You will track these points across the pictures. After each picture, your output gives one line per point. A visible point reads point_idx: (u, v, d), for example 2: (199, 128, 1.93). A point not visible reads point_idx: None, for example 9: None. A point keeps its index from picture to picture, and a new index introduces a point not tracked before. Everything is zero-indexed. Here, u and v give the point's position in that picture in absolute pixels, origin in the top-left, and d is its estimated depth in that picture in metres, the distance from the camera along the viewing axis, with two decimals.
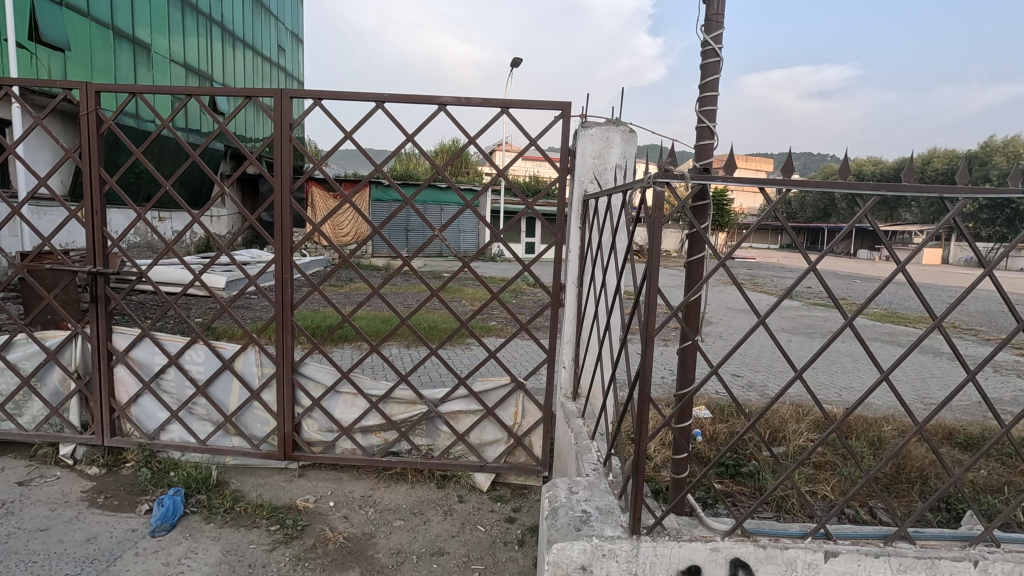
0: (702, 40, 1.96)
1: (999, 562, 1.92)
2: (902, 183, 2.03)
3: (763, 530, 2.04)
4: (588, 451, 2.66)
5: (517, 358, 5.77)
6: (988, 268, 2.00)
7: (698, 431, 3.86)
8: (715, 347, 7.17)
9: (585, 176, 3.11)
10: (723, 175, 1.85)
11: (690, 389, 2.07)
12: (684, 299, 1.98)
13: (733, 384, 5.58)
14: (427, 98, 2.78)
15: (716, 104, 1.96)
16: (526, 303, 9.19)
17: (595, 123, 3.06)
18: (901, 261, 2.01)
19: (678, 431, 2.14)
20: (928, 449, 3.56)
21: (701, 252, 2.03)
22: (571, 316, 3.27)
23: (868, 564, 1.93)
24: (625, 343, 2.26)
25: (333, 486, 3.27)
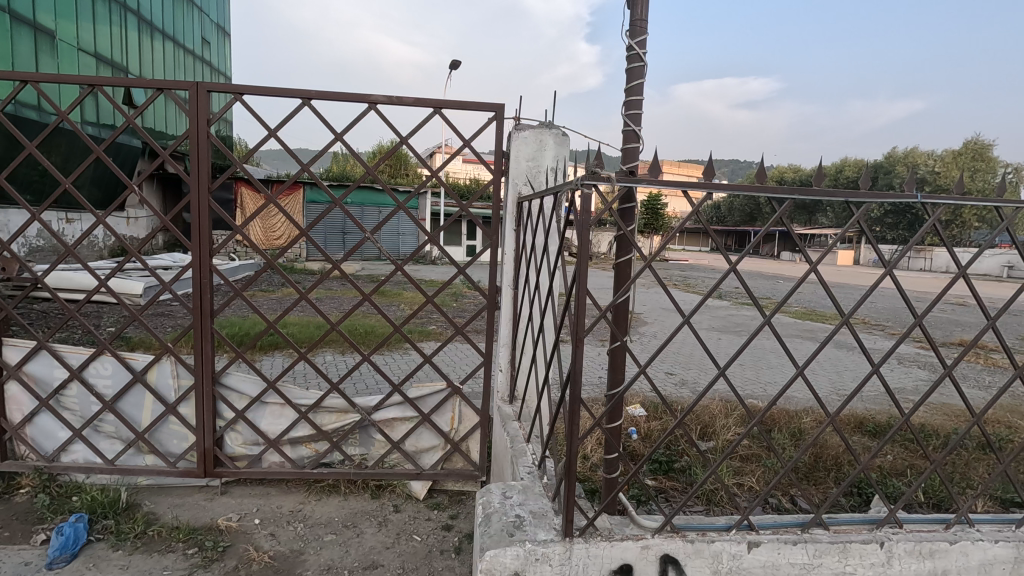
0: (627, 46, 1.99)
1: (903, 543, 2.05)
2: (812, 187, 2.12)
3: (690, 525, 2.09)
4: (523, 454, 2.65)
5: (455, 363, 5.72)
6: (889, 268, 2.13)
7: (633, 430, 3.95)
8: (648, 346, 7.41)
9: (518, 178, 3.11)
10: (649, 178, 1.87)
11: (621, 389, 2.09)
12: (612, 300, 2.00)
13: (666, 381, 5.77)
14: (356, 96, 2.69)
15: (642, 108, 1.99)
16: (465, 306, 9.15)
17: (528, 126, 3.06)
18: (814, 260, 2.10)
19: (608, 431, 2.15)
20: (842, 436, 3.82)
21: (629, 255, 2.05)
22: (507, 318, 3.26)
23: (788, 552, 2.01)
24: (558, 345, 2.25)
25: (260, 502, 3.09)
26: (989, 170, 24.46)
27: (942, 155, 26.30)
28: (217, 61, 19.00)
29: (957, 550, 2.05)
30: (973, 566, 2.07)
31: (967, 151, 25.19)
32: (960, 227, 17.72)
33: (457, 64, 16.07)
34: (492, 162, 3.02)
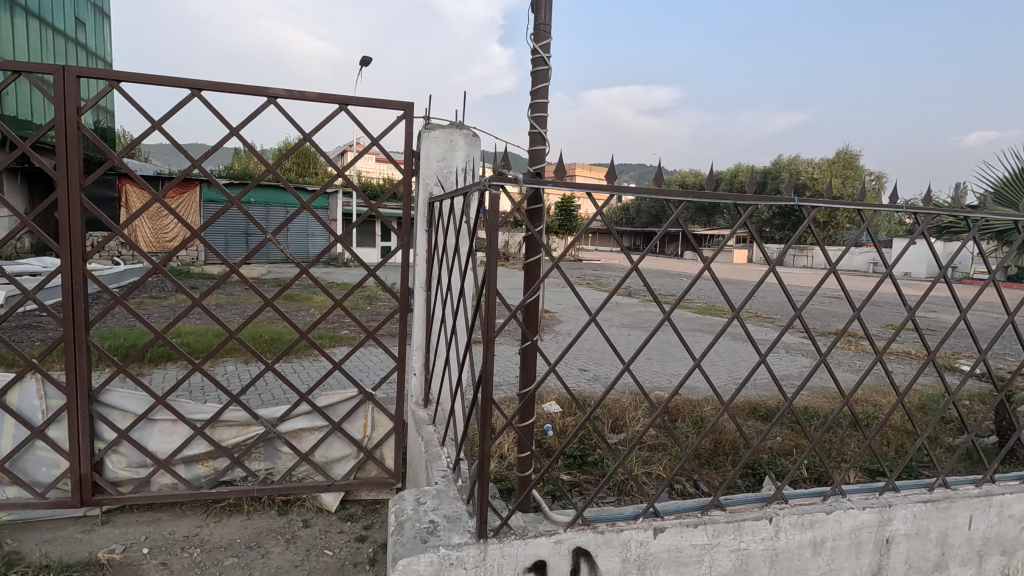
0: (531, 48, 2.01)
1: (788, 517, 2.23)
2: (705, 191, 2.26)
3: (601, 517, 2.15)
4: (438, 458, 2.61)
5: (368, 368, 5.54)
6: (774, 266, 2.30)
7: (549, 427, 4.02)
8: (562, 343, 7.60)
9: (429, 178, 3.06)
10: (555, 181, 1.91)
11: (532, 387, 2.11)
12: (523, 299, 2.02)
13: (579, 378, 5.94)
14: (253, 89, 2.52)
15: (546, 111, 2.03)
16: (379, 310, 8.91)
17: (438, 126, 3.02)
18: (708, 260, 2.23)
19: (521, 430, 2.16)
20: (738, 420, 4.12)
21: (538, 255, 2.08)
22: (419, 320, 3.20)
23: (690, 534, 2.13)
24: (470, 346, 2.23)
25: (149, 530, 2.81)
26: (856, 177, 27.48)
27: (818, 163, 29.19)
28: (94, 45, 17.16)
29: (833, 519, 2.27)
30: (846, 532, 2.30)
31: (838, 160, 28.12)
32: (834, 227, 19.75)
33: (368, 60, 15.59)
34: (401, 162, 2.96)
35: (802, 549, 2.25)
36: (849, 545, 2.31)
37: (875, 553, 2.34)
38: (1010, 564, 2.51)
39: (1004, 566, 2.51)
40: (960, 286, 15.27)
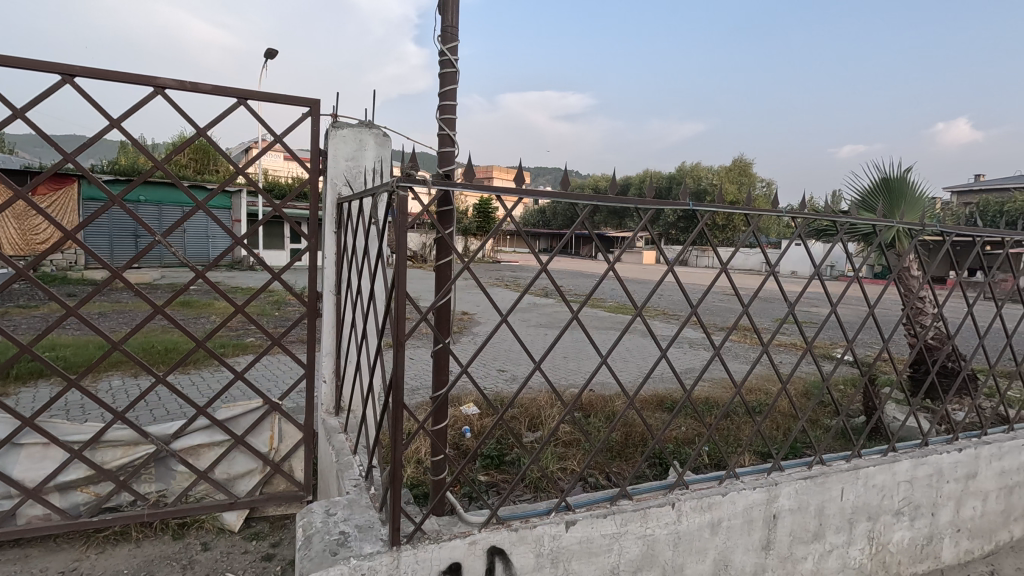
0: (439, 50, 2.01)
1: (689, 501, 2.39)
2: (607, 195, 2.35)
3: (515, 514, 2.19)
4: (349, 467, 2.53)
5: (275, 378, 5.25)
6: (672, 266, 2.45)
7: (466, 428, 4.02)
8: (479, 345, 7.64)
9: (337, 179, 2.96)
10: (463, 183, 1.92)
11: (445, 390, 2.10)
12: (433, 301, 2.00)
13: (496, 378, 5.99)
14: (137, 78, 2.31)
15: (455, 113, 2.03)
16: (288, 315, 8.49)
17: (346, 124, 2.93)
18: (611, 261, 2.33)
19: (434, 433, 2.14)
20: (646, 413, 4.35)
21: (448, 257, 2.07)
22: (329, 325, 3.08)
23: (600, 525, 2.22)
24: (381, 350, 2.18)
25: (14, 569, 2.49)
26: (749, 183, 29.86)
27: (716, 170, 31.43)
28: None
29: (728, 501, 2.45)
30: (740, 511, 2.49)
31: (734, 168, 30.42)
32: (730, 230, 21.34)
33: (272, 53, 14.78)
34: (307, 161, 2.84)
35: (702, 530, 2.41)
36: (742, 523, 2.50)
37: (764, 528, 2.56)
38: (875, 529, 2.83)
39: (870, 530, 2.83)
40: (834, 283, 17.06)
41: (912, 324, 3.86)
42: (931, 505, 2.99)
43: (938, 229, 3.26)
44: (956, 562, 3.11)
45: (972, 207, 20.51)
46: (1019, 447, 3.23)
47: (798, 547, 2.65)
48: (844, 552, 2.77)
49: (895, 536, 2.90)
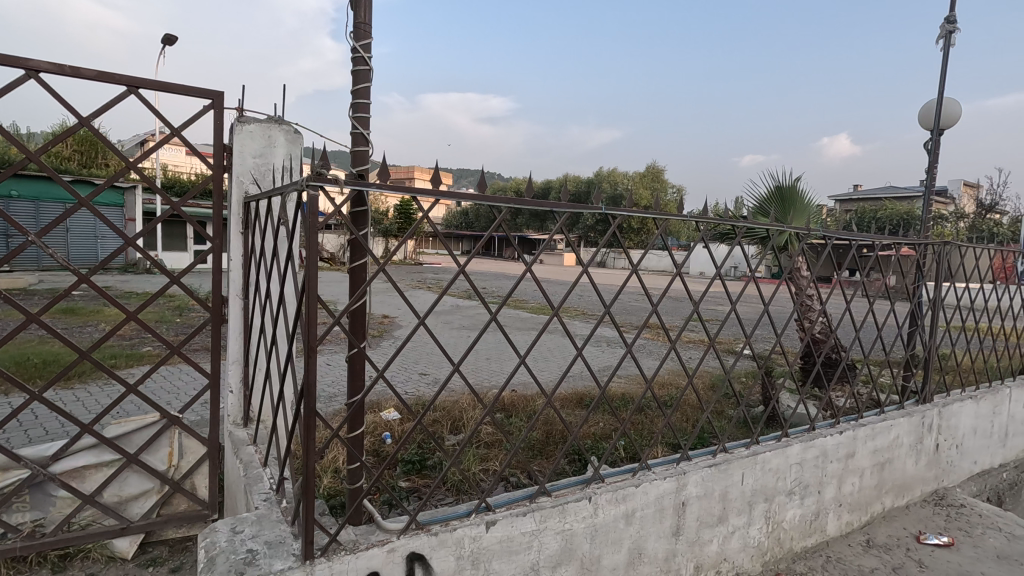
0: (351, 47, 1.95)
1: (604, 494, 2.48)
2: (524, 198, 2.38)
3: (435, 518, 2.17)
4: (259, 481, 2.39)
5: (176, 390, 4.87)
6: (587, 267, 2.51)
7: (387, 435, 3.93)
8: (400, 348, 7.50)
9: (244, 177, 2.79)
10: (378, 183, 1.88)
11: (360, 396, 2.03)
12: (347, 305, 1.94)
13: (417, 382, 5.91)
14: (4, 59, 2.06)
15: (369, 112, 1.99)
16: (190, 322, 7.91)
17: (253, 119, 2.77)
18: (529, 262, 2.36)
19: (349, 441, 2.08)
20: (566, 411, 4.46)
21: (363, 259, 2.02)
22: (236, 331, 2.90)
23: (519, 523, 2.25)
24: (292, 357, 2.09)
25: None
26: (662, 189, 31.47)
27: (631, 176, 32.83)
28: None
29: (641, 491, 2.57)
30: (652, 500, 2.61)
31: (647, 175, 31.94)
32: (644, 233, 22.39)
33: (170, 39, 13.68)
34: (210, 156, 2.66)
35: (617, 521, 2.51)
36: (654, 512, 2.63)
37: (674, 516, 2.70)
38: (771, 509, 3.08)
39: (767, 510, 3.07)
40: (736, 283, 18.37)
41: (802, 320, 4.23)
42: (818, 483, 3.29)
43: (821, 233, 3.60)
44: (839, 534, 3.45)
45: (852, 214, 22.81)
46: (889, 428, 3.64)
47: (705, 530, 2.82)
48: (745, 532, 2.98)
49: (789, 514, 3.17)
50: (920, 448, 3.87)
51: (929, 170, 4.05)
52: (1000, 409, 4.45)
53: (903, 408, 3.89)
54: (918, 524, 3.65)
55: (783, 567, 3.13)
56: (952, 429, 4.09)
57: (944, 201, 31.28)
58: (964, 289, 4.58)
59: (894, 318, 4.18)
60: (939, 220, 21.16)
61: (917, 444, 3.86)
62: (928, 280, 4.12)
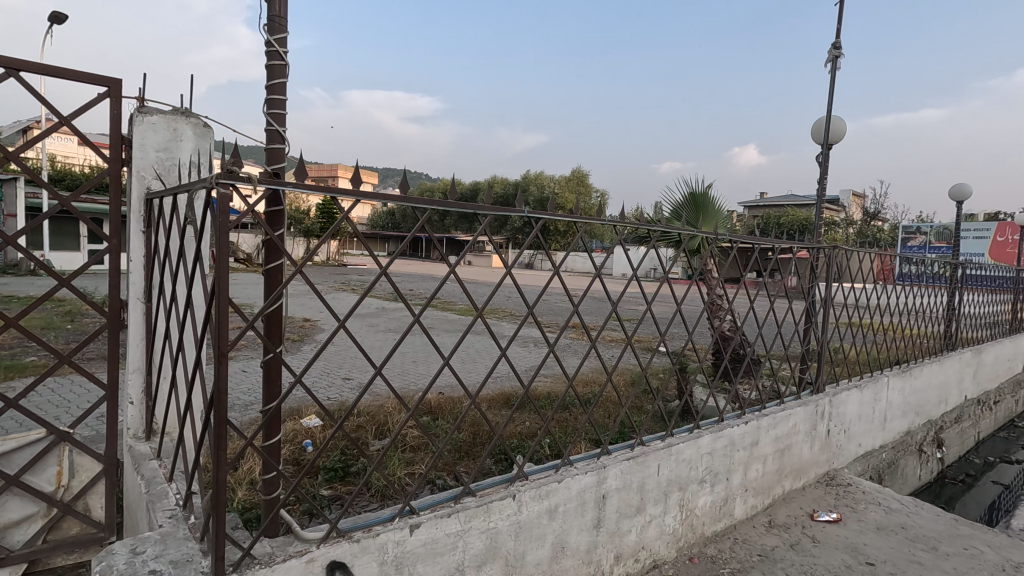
0: (265, 40, 1.88)
1: (528, 491, 2.53)
2: (446, 199, 2.37)
3: (356, 525, 2.12)
4: (163, 497, 2.24)
5: (67, 403, 4.44)
6: (509, 268, 2.53)
7: (308, 442, 3.79)
8: (322, 353, 7.25)
9: (146, 171, 2.60)
10: (295, 182, 1.82)
11: (276, 403, 1.95)
12: (261, 308, 1.85)
13: (340, 387, 5.74)
14: None
15: (285, 108, 1.92)
16: (85, 330, 7.22)
17: (156, 110, 2.59)
18: (452, 264, 2.35)
19: (265, 450, 1.98)
20: (492, 411, 4.50)
21: (279, 260, 1.93)
22: (137, 337, 2.69)
23: (444, 524, 2.25)
24: (199, 363, 1.97)
25: None
26: (587, 193, 32.40)
27: (557, 180, 33.55)
28: None
29: (563, 486, 2.65)
30: (574, 494, 2.70)
31: (573, 179, 32.76)
32: (569, 236, 22.94)
33: (59, 18, 12.39)
34: (106, 149, 2.45)
35: (540, 517, 2.57)
36: (576, 506, 2.71)
37: (595, 508, 2.80)
38: (685, 497, 3.26)
39: (681, 499, 3.25)
40: (655, 286, 19.24)
41: (712, 319, 4.51)
42: (726, 471, 3.53)
43: (727, 238, 3.86)
44: (746, 516, 3.71)
45: (758, 221, 24.55)
46: (788, 417, 3.96)
47: (624, 521, 2.95)
48: (661, 521, 3.14)
49: (700, 501, 3.37)
50: (814, 434, 4.25)
51: (820, 181, 4.46)
52: (880, 396, 4.97)
53: (800, 398, 4.25)
54: (813, 503, 4.00)
55: (696, 551, 3.33)
56: (841, 415, 4.52)
57: (836, 209, 34.37)
58: (851, 289, 5.05)
59: (792, 316, 4.55)
60: (831, 227, 23.27)
61: (812, 431, 4.23)
62: (820, 280, 4.52)
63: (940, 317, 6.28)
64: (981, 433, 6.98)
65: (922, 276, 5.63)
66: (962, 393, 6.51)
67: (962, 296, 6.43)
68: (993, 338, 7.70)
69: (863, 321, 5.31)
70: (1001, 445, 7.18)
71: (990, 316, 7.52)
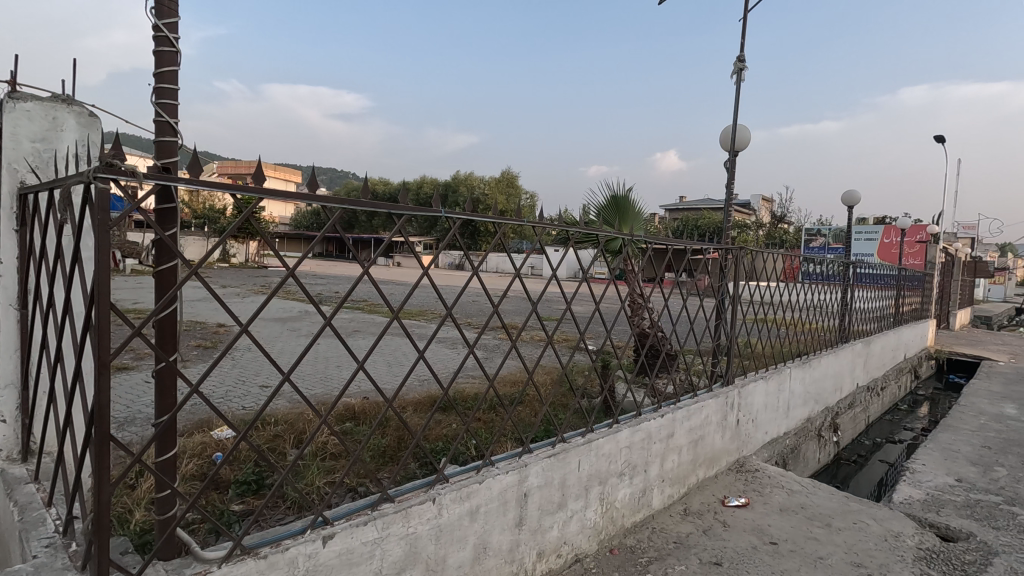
0: (152, 25, 1.74)
1: (449, 494, 2.51)
2: (358, 198, 2.29)
3: (264, 540, 2.01)
4: (40, 525, 2.02)
5: None
6: (425, 269, 2.49)
7: (219, 455, 3.57)
8: (238, 361, 6.86)
9: (18, 163, 2.32)
10: (188, 178, 1.70)
11: (169, 417, 1.80)
12: (151, 312, 1.71)
13: (256, 395, 5.45)
14: None
15: (176, 99, 1.79)
16: None
17: (31, 97, 2.33)
18: (365, 265, 2.27)
19: (157, 467, 1.83)
20: (418, 415, 4.43)
21: (171, 262, 1.80)
22: (9, 348, 2.42)
23: (360, 533, 2.18)
24: (79, 375, 1.78)
25: None
26: (517, 194, 32.70)
27: (487, 181, 33.65)
28: None
29: (484, 487, 2.64)
30: (495, 495, 2.70)
31: (503, 180, 32.98)
32: None
33: None
34: None
35: (461, 520, 2.55)
36: (498, 506, 2.72)
37: (517, 507, 2.82)
38: (605, 491, 3.36)
39: (601, 492, 3.34)
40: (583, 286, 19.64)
41: (631, 317, 4.66)
42: (644, 463, 3.66)
43: (643, 239, 4.00)
44: (663, 506, 3.88)
45: (678, 223, 25.73)
46: (700, 409, 4.17)
47: (546, 518, 2.99)
48: (582, 515, 3.21)
49: (620, 493, 3.48)
50: (724, 424, 4.50)
51: (728, 186, 4.73)
52: (783, 386, 5.34)
53: (712, 391, 4.49)
54: (724, 490, 4.24)
55: (616, 543, 3.44)
56: (748, 405, 4.81)
57: (747, 212, 36.73)
58: (758, 287, 5.39)
59: (705, 312, 4.79)
60: (743, 229, 24.82)
61: (723, 421, 4.48)
62: (730, 279, 4.78)
63: (836, 312, 6.84)
64: (871, 417, 7.69)
65: (820, 275, 6.10)
66: (854, 381, 7.14)
67: (853, 292, 7.04)
68: (880, 330, 8.49)
69: (769, 316, 5.68)
70: (887, 427, 7.94)
71: (877, 310, 8.29)
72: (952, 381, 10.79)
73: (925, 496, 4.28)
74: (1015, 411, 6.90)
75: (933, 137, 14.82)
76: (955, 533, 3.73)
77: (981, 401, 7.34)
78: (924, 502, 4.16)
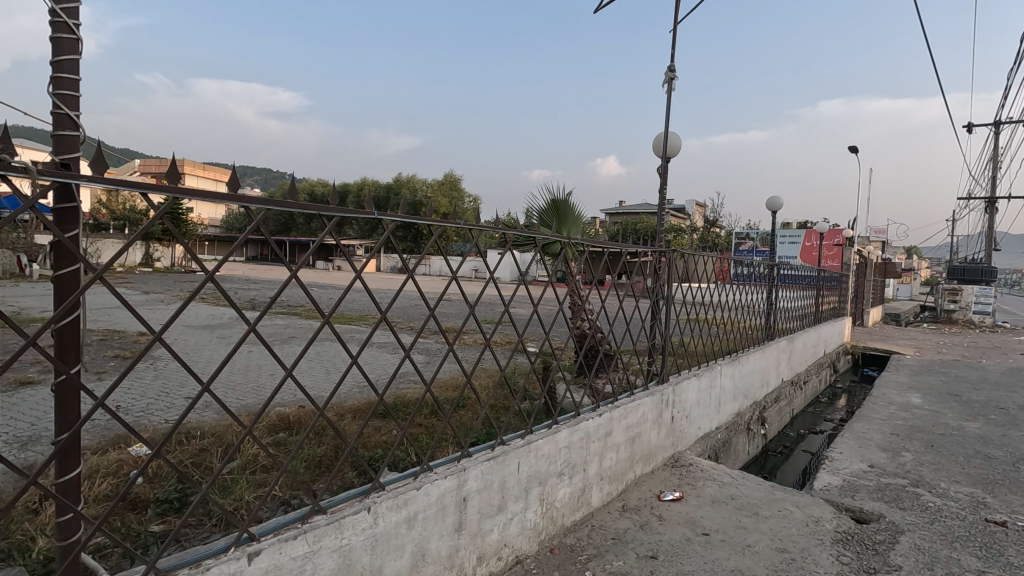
0: (48, 9, 1.60)
1: (384, 502, 2.44)
2: (285, 200, 2.17)
3: (182, 561, 1.89)
4: None
5: None
6: (358, 274, 2.40)
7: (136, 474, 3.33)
8: (161, 370, 6.45)
9: None
10: (90, 176, 1.57)
11: (71, 433, 1.66)
12: (47, 321, 1.57)
13: (181, 406, 5.14)
14: None
15: (76, 90, 1.65)
16: None
17: None
18: (293, 269, 2.16)
19: (59, 488, 1.68)
20: (355, 422, 4.30)
21: (72, 266, 1.66)
22: None
23: (289, 548, 2.08)
24: None
25: None
26: (459, 197, 32.57)
27: (429, 183, 33.28)
28: None
29: (421, 493, 2.60)
30: (433, 500, 2.67)
31: (445, 183, 32.75)
32: None
33: None
34: None
35: (398, 528, 2.50)
36: (436, 511, 2.68)
37: (456, 512, 2.80)
38: (544, 491, 3.38)
39: (541, 493, 3.36)
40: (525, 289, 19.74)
41: (571, 318, 4.71)
42: (583, 462, 3.72)
43: (580, 241, 4.05)
44: (602, 503, 3.95)
45: (618, 227, 26.35)
46: (637, 407, 4.28)
47: (485, 521, 2.97)
48: (522, 516, 3.22)
49: (559, 493, 3.51)
50: (660, 421, 4.64)
51: (660, 190, 4.88)
52: (714, 383, 5.58)
53: (648, 389, 4.61)
54: (659, 485, 4.37)
55: (556, 542, 3.47)
56: (681, 402, 4.99)
57: (682, 217, 38.20)
58: (691, 288, 5.59)
59: (641, 313, 4.92)
60: (679, 232, 25.78)
61: (658, 418, 4.62)
62: (664, 280, 4.93)
63: (762, 311, 7.20)
64: (795, 410, 8.16)
65: (747, 276, 6.41)
66: (779, 376, 7.55)
67: (778, 293, 7.44)
68: (802, 328, 9.01)
69: (702, 316, 5.91)
70: (810, 419, 8.45)
71: (799, 309, 8.81)
72: (866, 374, 11.63)
73: (842, 482, 4.58)
74: (919, 400, 7.52)
75: (848, 147, 15.94)
76: (867, 515, 4.02)
77: (890, 392, 7.95)
78: (841, 488, 4.46)
